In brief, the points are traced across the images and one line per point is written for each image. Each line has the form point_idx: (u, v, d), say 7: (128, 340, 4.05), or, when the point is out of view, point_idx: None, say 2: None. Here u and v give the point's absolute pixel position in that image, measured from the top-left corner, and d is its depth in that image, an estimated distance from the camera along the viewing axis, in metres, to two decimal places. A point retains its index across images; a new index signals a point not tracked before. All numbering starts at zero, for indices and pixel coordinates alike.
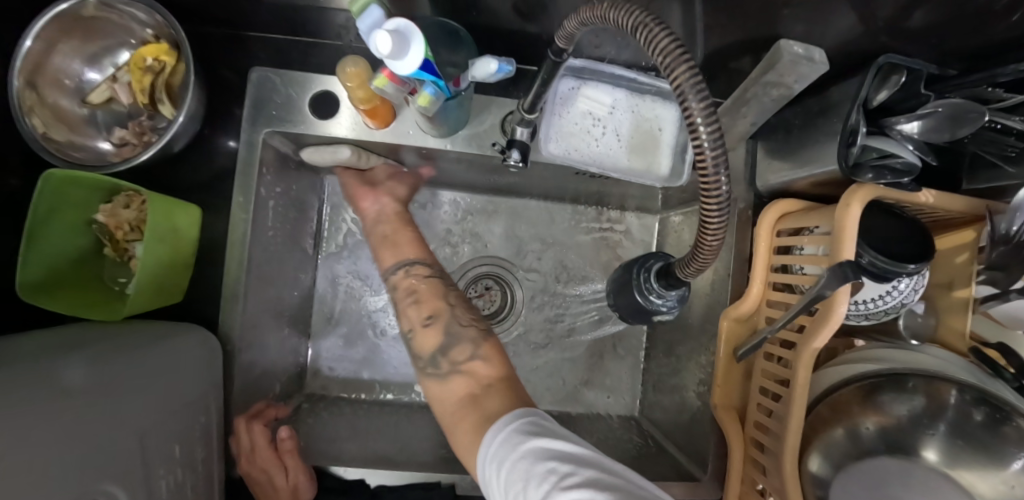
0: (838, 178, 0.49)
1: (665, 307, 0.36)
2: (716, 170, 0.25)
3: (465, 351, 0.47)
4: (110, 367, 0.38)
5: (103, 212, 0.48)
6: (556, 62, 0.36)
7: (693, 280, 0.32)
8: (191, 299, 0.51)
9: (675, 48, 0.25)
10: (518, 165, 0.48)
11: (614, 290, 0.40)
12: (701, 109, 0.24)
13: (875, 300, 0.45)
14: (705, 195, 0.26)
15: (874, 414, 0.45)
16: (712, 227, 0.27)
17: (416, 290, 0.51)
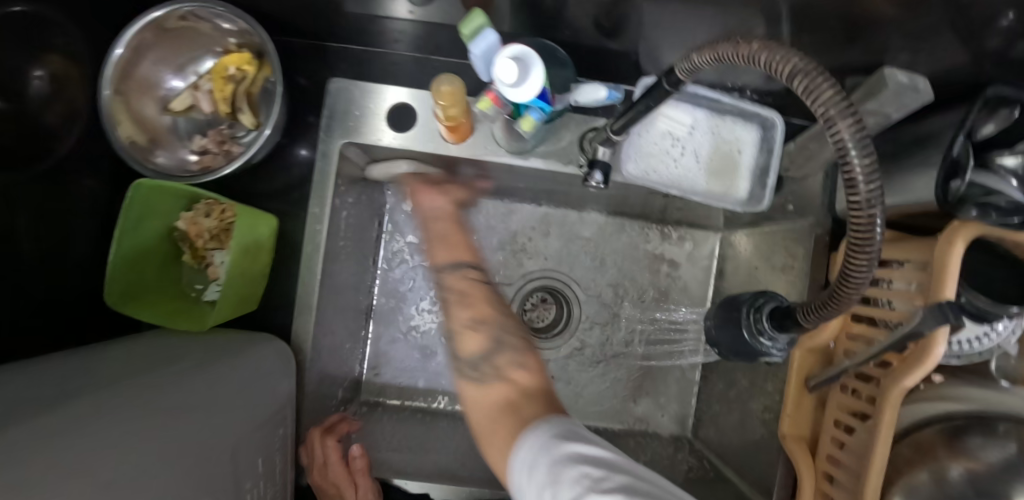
0: (930, 212, 0.47)
1: (773, 350, 0.35)
2: (870, 226, 0.24)
3: (512, 358, 0.39)
4: (192, 385, 0.37)
5: (184, 220, 0.49)
6: (668, 92, 0.34)
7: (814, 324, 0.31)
8: (264, 307, 0.51)
9: (838, 98, 0.23)
10: (600, 186, 0.47)
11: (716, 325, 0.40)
12: (864, 166, 0.23)
13: (971, 341, 0.43)
14: (853, 248, 0.25)
15: (964, 460, 0.43)
16: (854, 280, 0.26)
17: (464, 294, 0.43)
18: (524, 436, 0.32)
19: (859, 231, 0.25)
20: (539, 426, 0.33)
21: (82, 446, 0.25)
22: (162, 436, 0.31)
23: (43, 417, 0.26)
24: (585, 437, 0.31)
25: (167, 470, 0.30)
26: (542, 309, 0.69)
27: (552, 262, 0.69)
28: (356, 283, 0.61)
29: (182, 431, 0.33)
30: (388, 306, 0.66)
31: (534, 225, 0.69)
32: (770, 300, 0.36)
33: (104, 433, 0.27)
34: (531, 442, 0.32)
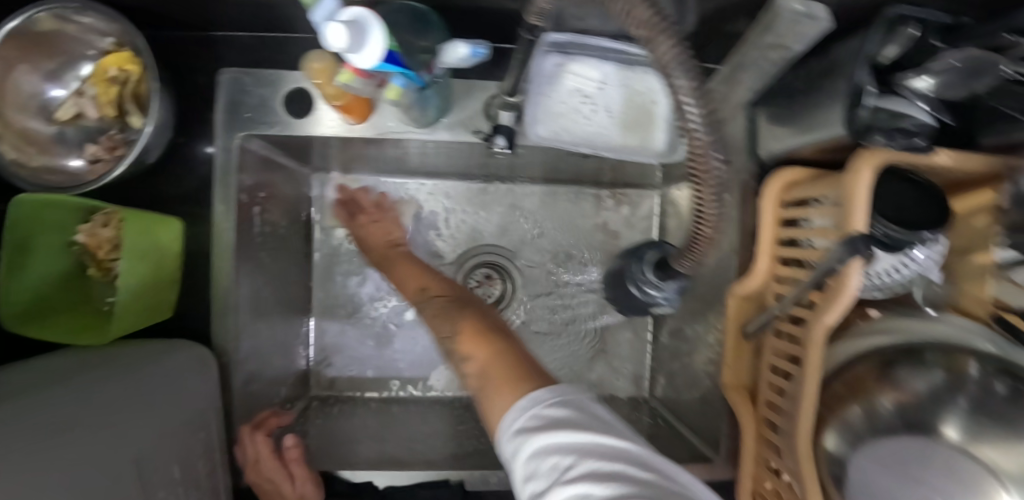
0: (845, 143, 0.45)
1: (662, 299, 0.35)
2: (710, 155, 0.22)
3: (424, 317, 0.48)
4: (99, 399, 0.36)
5: (83, 232, 0.47)
6: (531, 40, 0.34)
7: (689, 270, 0.30)
8: (180, 314, 0.50)
9: (656, 18, 0.20)
10: (505, 151, 0.46)
11: (613, 281, 0.40)
12: (689, 88, 0.21)
13: (889, 271, 0.43)
14: (697, 177, 0.24)
15: (891, 390, 0.42)
16: (707, 213, 0.25)
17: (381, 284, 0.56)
18: (502, 421, 0.31)
19: (700, 166, 0.23)
20: (514, 412, 0.30)
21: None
22: (65, 446, 0.30)
23: None
24: (567, 433, 0.27)
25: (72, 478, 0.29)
26: (488, 285, 0.67)
27: (491, 237, 0.68)
28: (287, 279, 0.60)
29: (86, 440, 0.32)
30: (331, 297, 0.66)
31: (471, 201, 0.67)
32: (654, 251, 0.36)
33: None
34: (508, 425, 0.31)
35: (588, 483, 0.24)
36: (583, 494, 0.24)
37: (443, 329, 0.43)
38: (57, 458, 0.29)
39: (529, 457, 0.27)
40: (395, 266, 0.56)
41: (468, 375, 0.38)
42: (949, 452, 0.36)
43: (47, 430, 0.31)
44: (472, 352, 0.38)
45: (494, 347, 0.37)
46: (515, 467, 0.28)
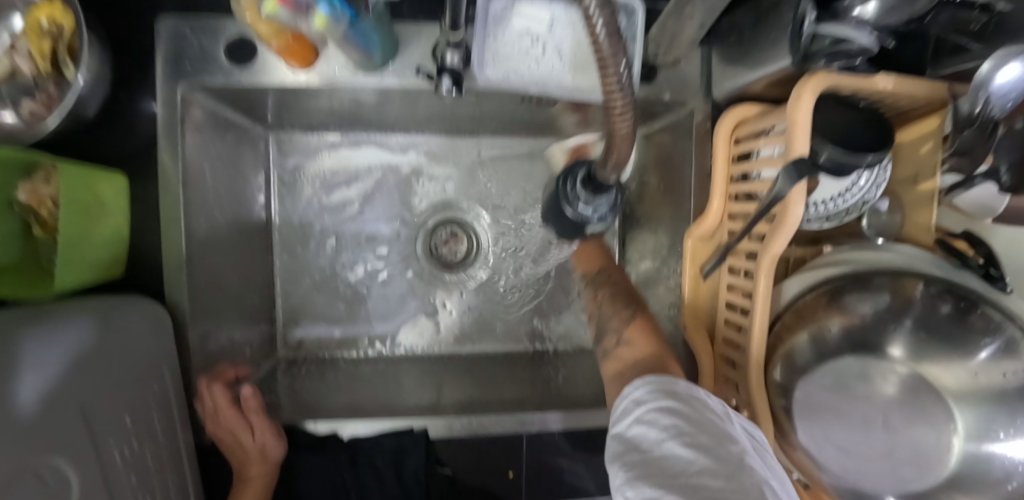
0: (792, 75, 0.45)
1: (594, 216, 0.32)
2: (610, 44, 0.21)
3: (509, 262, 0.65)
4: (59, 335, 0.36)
5: (24, 191, 0.45)
6: None
7: (615, 175, 0.29)
8: (132, 273, 0.49)
9: None
10: (452, 93, 0.46)
11: (549, 208, 0.37)
12: None
13: (834, 199, 0.42)
14: (603, 71, 0.23)
15: (839, 315, 0.42)
16: (616, 109, 0.25)
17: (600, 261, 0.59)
18: (631, 386, 0.35)
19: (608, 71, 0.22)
20: (664, 379, 0.34)
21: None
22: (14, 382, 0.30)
23: None
24: (692, 410, 0.31)
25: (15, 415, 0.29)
26: (452, 243, 0.68)
27: (455, 194, 0.68)
28: (247, 240, 0.59)
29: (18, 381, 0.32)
30: (294, 257, 0.65)
31: (432, 158, 0.67)
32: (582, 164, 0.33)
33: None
34: (634, 392, 0.35)
35: (702, 450, 0.27)
36: (691, 458, 0.27)
37: (616, 311, 0.52)
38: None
39: (647, 415, 0.31)
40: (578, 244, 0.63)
41: (620, 352, 0.47)
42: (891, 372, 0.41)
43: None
44: (635, 339, 0.47)
45: (657, 348, 0.44)
46: (628, 419, 0.32)
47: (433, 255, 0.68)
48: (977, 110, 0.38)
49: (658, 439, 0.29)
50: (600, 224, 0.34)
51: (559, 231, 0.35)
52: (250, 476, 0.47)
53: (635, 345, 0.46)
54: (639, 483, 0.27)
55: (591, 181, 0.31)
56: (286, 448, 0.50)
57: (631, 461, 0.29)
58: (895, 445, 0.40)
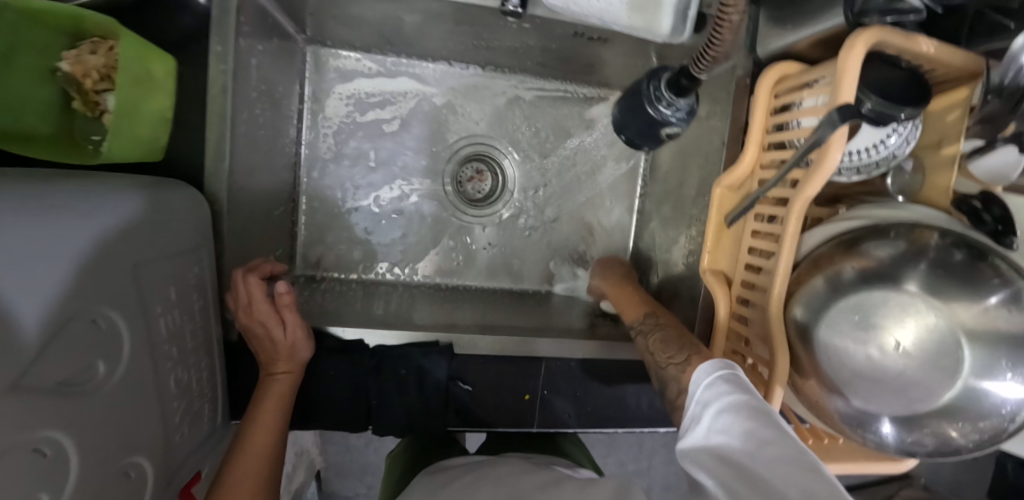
0: (840, 34, 0.47)
1: (674, 119, 0.36)
2: None
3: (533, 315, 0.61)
4: (94, 200, 0.36)
5: (68, 60, 0.44)
6: None
7: (704, 80, 0.32)
8: (171, 159, 0.48)
9: None
10: (517, 10, 0.47)
11: (623, 110, 0.41)
12: None
13: (866, 151, 0.46)
14: None
15: (857, 258, 0.45)
16: (727, 16, 0.26)
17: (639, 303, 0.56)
18: (701, 392, 0.36)
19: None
20: (735, 384, 0.35)
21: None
22: (43, 232, 0.30)
23: None
24: (766, 416, 0.31)
25: (41, 265, 0.29)
26: (479, 179, 0.69)
27: (486, 131, 0.69)
28: (280, 148, 0.59)
29: (75, 233, 0.32)
30: (320, 176, 0.65)
31: (465, 93, 0.67)
32: (669, 66, 0.35)
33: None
34: (703, 398, 0.36)
35: (779, 454, 0.27)
36: (771, 462, 0.27)
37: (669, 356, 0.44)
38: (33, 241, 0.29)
39: (722, 423, 0.32)
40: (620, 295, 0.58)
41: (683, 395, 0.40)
42: (909, 300, 0.43)
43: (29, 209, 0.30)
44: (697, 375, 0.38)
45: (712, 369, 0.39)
46: (705, 428, 0.33)
47: (458, 191, 0.69)
48: (1008, 79, 0.39)
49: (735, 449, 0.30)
50: (676, 125, 0.37)
51: (636, 131, 0.39)
52: (278, 371, 0.47)
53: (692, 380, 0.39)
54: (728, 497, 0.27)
55: (676, 85, 0.34)
56: (312, 351, 0.50)
57: (715, 471, 0.29)
58: (908, 373, 0.43)
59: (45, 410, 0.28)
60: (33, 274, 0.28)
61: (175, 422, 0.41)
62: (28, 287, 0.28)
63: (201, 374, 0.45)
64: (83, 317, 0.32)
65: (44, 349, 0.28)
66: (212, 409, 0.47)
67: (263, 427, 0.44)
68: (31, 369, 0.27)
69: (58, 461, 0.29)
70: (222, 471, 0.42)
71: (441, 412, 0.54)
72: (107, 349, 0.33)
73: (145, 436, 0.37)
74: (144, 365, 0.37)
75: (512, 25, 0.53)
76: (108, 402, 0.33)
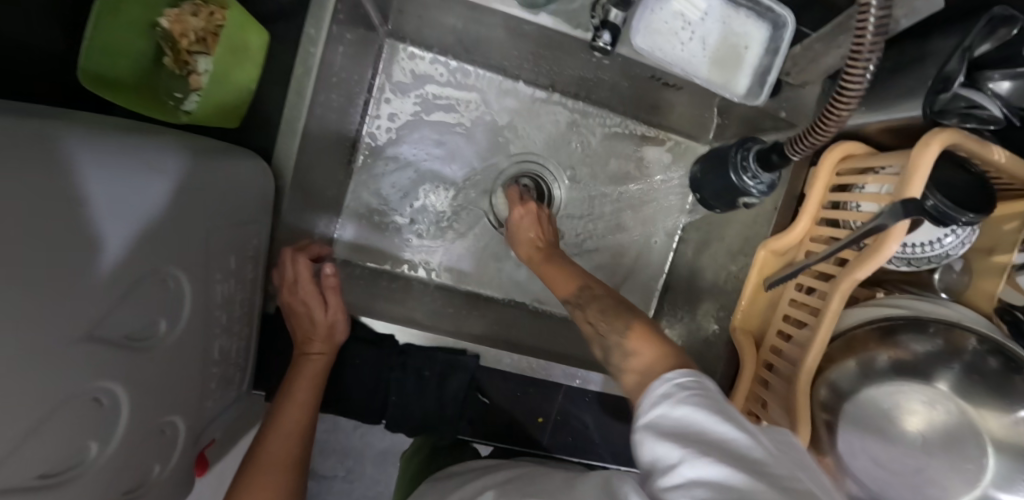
0: (913, 127, 0.48)
1: (755, 189, 0.39)
2: (867, 58, 0.26)
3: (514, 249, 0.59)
4: (188, 156, 0.37)
5: (170, 16, 0.46)
6: None
7: (798, 160, 0.34)
8: (246, 129, 0.50)
9: None
10: (606, 49, 0.48)
11: (708, 173, 0.45)
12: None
13: (921, 245, 0.46)
14: (846, 76, 0.27)
15: (891, 349, 0.46)
16: (841, 106, 0.29)
17: (553, 261, 0.53)
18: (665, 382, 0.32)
19: (853, 69, 0.27)
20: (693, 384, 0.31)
21: (42, 151, 0.25)
22: (135, 185, 0.31)
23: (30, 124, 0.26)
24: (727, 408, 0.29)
25: (129, 217, 0.30)
26: (525, 196, 0.70)
27: (540, 150, 0.70)
28: (343, 131, 0.60)
29: (165, 194, 0.33)
30: (373, 165, 0.66)
31: (527, 110, 0.69)
32: (760, 140, 0.38)
33: (68, 150, 0.27)
34: (680, 384, 0.31)
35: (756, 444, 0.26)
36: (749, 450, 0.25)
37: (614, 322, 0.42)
38: (125, 194, 0.30)
39: (692, 402, 0.28)
40: (549, 265, 0.53)
41: (628, 373, 0.38)
42: (933, 396, 0.45)
43: (130, 161, 0.31)
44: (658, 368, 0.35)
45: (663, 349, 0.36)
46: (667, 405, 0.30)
47: (504, 205, 0.70)
48: None
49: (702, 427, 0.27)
50: (756, 196, 0.40)
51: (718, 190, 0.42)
52: (313, 351, 0.49)
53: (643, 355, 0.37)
54: (696, 461, 0.24)
55: (763, 159, 0.37)
56: (347, 335, 0.51)
57: (683, 441, 0.26)
58: (925, 467, 0.44)
59: (110, 362, 0.29)
60: (120, 229, 0.29)
61: (211, 387, 0.42)
62: (119, 241, 0.29)
63: (241, 343, 0.46)
64: (156, 277, 0.33)
65: (120, 304, 0.29)
66: (241, 378, 0.48)
67: (297, 402, 0.46)
68: (103, 320, 0.28)
69: (111, 411, 0.30)
70: (260, 436, 0.45)
71: (455, 420, 0.55)
72: (170, 310, 0.34)
73: (186, 397, 0.38)
74: (197, 328, 0.38)
75: (592, 57, 0.54)
76: (163, 358, 0.34)
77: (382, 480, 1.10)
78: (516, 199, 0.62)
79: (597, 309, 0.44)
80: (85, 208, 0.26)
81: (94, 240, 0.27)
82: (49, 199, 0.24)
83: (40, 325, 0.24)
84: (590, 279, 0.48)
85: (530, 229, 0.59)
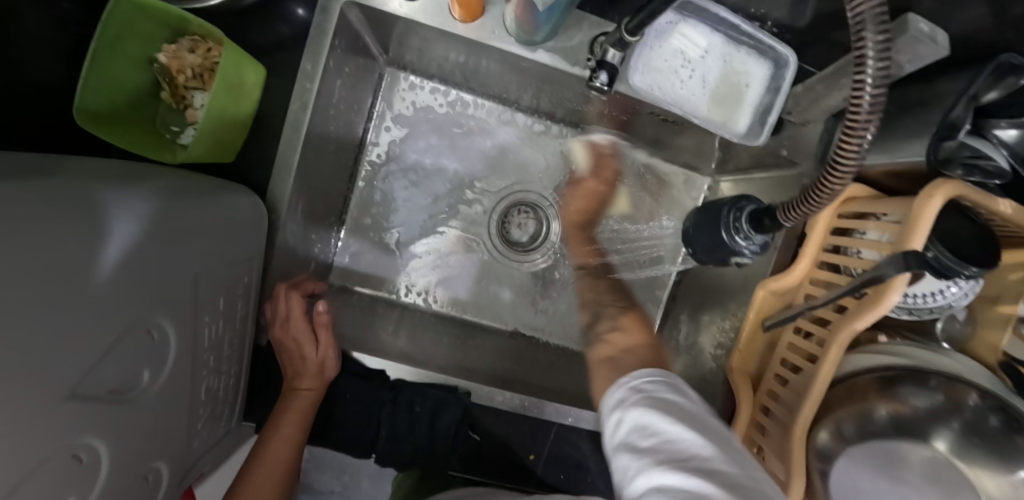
0: (917, 172, 0.47)
1: (747, 249, 0.38)
2: (865, 124, 0.25)
3: (581, 208, 0.66)
4: (177, 201, 0.37)
5: (167, 53, 0.46)
6: None
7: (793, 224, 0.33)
8: (241, 162, 0.50)
9: None
10: (603, 88, 0.47)
11: (697, 227, 0.44)
12: (875, 50, 0.23)
13: (925, 296, 0.45)
14: (844, 141, 0.26)
15: (890, 401, 0.45)
16: (840, 172, 0.27)
17: (596, 186, 0.66)
18: (639, 383, 0.38)
19: (850, 136, 0.26)
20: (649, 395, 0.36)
21: (26, 215, 0.25)
22: (116, 240, 0.30)
23: (12, 184, 0.26)
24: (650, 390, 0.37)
25: (112, 272, 0.30)
26: (523, 224, 0.70)
27: (538, 179, 0.69)
28: (342, 160, 0.60)
29: (150, 244, 0.33)
30: (372, 193, 0.66)
31: (527, 137, 0.68)
32: (752, 200, 0.38)
33: (50, 209, 0.27)
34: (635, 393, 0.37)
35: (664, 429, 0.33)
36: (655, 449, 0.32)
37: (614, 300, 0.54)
38: (107, 249, 0.29)
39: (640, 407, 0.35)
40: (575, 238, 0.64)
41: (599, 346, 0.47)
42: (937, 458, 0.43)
43: (110, 212, 0.31)
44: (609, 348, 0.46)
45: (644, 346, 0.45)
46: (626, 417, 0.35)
47: (502, 235, 0.69)
48: None
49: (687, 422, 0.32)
50: (747, 257, 0.39)
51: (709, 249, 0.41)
52: (302, 387, 0.49)
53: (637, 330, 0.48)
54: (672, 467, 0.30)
55: (755, 220, 0.37)
56: (338, 370, 0.51)
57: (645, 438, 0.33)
58: None
59: (91, 418, 0.29)
60: (102, 286, 0.29)
61: (198, 427, 0.42)
62: (100, 299, 0.29)
63: (229, 380, 0.46)
64: (139, 328, 0.32)
65: (103, 360, 0.29)
66: (230, 412, 0.48)
67: (283, 441, 0.46)
68: (85, 378, 0.28)
69: (92, 467, 0.30)
70: (243, 470, 0.45)
71: (446, 455, 0.55)
72: (154, 359, 0.34)
73: (170, 442, 0.38)
74: (184, 372, 0.38)
75: (591, 93, 0.54)
76: (147, 408, 0.34)
77: (378, 497, 1.10)
78: (576, 197, 0.66)
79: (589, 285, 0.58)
80: (68, 269, 0.26)
81: (77, 302, 0.27)
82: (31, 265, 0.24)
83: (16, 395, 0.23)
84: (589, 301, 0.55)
85: (588, 223, 0.65)
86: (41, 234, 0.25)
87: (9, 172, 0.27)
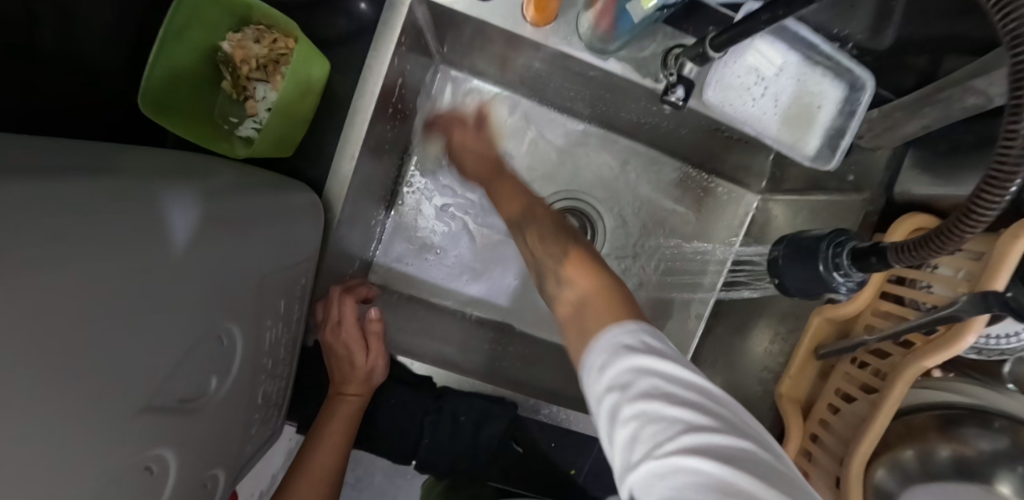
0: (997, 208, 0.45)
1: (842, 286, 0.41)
2: (1013, 174, 0.24)
3: (478, 146, 0.57)
4: (243, 201, 0.35)
5: (231, 41, 0.44)
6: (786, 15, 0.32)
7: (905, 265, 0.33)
8: (299, 159, 0.49)
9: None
10: (679, 103, 0.46)
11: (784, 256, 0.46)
12: None
13: (1001, 338, 0.44)
14: (985, 190, 0.25)
15: (952, 442, 0.43)
16: (978, 218, 0.26)
17: (474, 142, 0.57)
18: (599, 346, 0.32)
19: (992, 187, 0.25)
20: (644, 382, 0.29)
21: (114, 215, 0.23)
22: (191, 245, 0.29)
23: (106, 183, 0.25)
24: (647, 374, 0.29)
25: (192, 270, 0.29)
26: None
27: (585, 186, 0.69)
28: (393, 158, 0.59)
29: (222, 250, 0.31)
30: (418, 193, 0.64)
31: (580, 145, 0.68)
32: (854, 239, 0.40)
33: (144, 210, 0.26)
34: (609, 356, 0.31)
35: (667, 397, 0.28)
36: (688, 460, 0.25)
37: (546, 250, 0.43)
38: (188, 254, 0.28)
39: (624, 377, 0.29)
40: (500, 184, 0.52)
41: (563, 304, 0.39)
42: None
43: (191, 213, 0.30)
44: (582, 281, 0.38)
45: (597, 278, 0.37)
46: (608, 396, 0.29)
47: None
48: None
49: (695, 399, 0.28)
50: (843, 293, 0.41)
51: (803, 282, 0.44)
52: (348, 393, 0.48)
53: (582, 280, 0.38)
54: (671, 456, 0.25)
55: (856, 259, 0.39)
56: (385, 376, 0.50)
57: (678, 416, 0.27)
58: None
59: (163, 428, 0.28)
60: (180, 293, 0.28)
61: (251, 431, 0.41)
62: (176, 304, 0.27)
63: (282, 382, 0.45)
64: (211, 335, 0.32)
65: (176, 368, 0.28)
66: (277, 414, 0.47)
67: (330, 447, 0.46)
68: (161, 387, 0.27)
69: (159, 476, 0.29)
70: (292, 472, 0.45)
71: (484, 467, 0.56)
72: (219, 365, 0.33)
73: (228, 448, 0.37)
74: (243, 377, 0.37)
75: (656, 106, 0.53)
76: (210, 414, 0.33)
77: (389, 491, 1.09)
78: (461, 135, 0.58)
79: (537, 234, 0.45)
80: (154, 274, 0.25)
81: (156, 308, 0.26)
82: (127, 275, 0.23)
83: (85, 411, 0.22)
84: (530, 256, 0.45)
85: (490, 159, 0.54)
86: (128, 237, 0.24)
87: (98, 168, 0.26)
